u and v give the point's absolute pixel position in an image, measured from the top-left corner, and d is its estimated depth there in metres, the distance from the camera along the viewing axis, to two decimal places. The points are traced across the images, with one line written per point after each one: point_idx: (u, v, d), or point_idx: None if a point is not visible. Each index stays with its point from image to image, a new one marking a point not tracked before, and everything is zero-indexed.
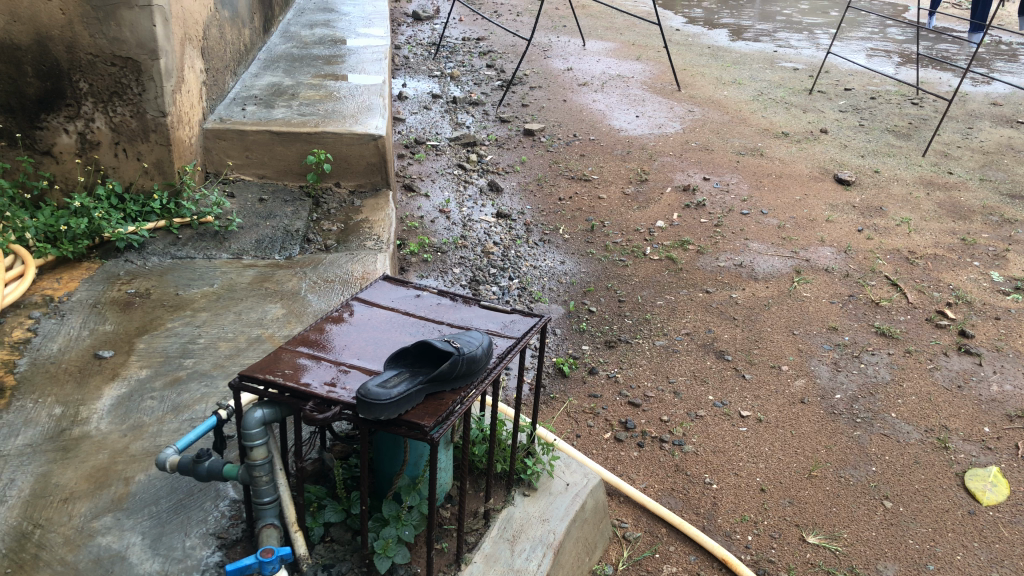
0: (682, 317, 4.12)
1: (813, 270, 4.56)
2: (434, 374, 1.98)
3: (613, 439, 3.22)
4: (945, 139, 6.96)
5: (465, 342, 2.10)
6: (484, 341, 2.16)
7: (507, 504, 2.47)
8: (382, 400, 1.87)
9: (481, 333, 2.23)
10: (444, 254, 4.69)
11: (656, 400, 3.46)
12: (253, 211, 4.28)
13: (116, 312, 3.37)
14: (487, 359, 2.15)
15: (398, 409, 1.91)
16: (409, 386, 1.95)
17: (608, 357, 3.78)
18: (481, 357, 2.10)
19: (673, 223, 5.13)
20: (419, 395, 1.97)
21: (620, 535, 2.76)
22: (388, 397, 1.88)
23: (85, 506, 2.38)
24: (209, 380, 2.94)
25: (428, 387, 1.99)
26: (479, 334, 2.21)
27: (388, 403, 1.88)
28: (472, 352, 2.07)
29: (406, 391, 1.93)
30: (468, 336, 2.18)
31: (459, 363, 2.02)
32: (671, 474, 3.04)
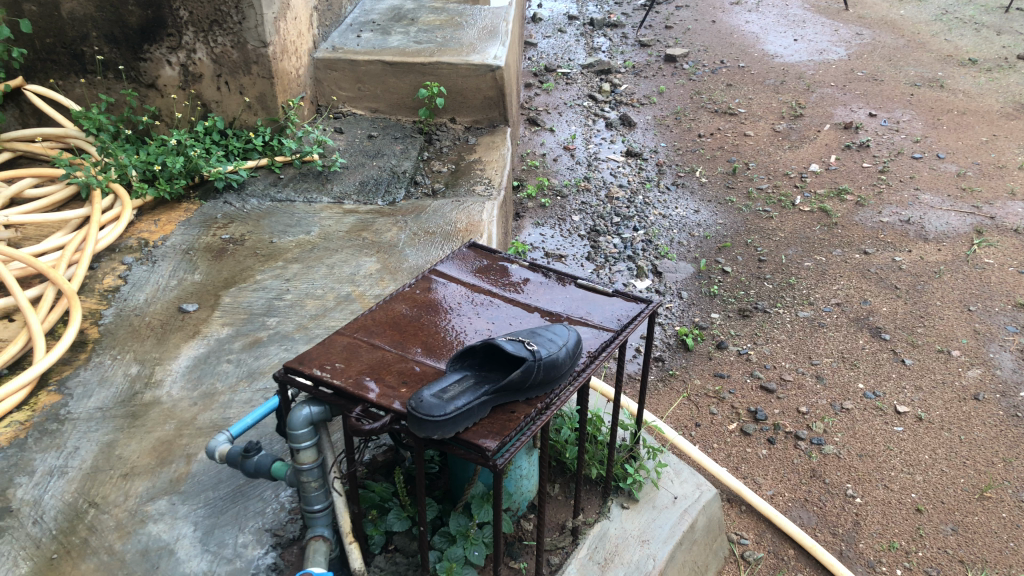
0: (833, 283, 3.56)
1: (999, 231, 3.85)
2: (503, 383, 1.63)
3: (739, 432, 2.79)
4: None
5: (545, 343, 1.73)
6: (570, 341, 1.78)
7: (601, 518, 2.13)
8: (436, 416, 1.54)
9: (567, 327, 1.84)
10: (564, 199, 4.32)
11: (794, 385, 2.98)
12: (361, 150, 4.00)
13: (208, 260, 3.18)
14: (574, 362, 1.78)
15: (457, 427, 1.58)
16: (470, 397, 1.61)
17: (741, 330, 3.30)
18: (563, 361, 1.73)
19: (830, 166, 4.48)
20: (484, 408, 1.63)
21: (737, 554, 2.37)
22: (444, 414, 1.55)
23: (142, 486, 2.18)
24: (290, 343, 2.69)
25: (497, 398, 1.65)
26: (567, 328, 1.84)
27: (442, 422, 1.55)
28: (552, 355, 1.71)
29: (468, 404, 1.59)
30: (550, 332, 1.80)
31: (535, 369, 1.66)
32: (805, 481, 2.60)
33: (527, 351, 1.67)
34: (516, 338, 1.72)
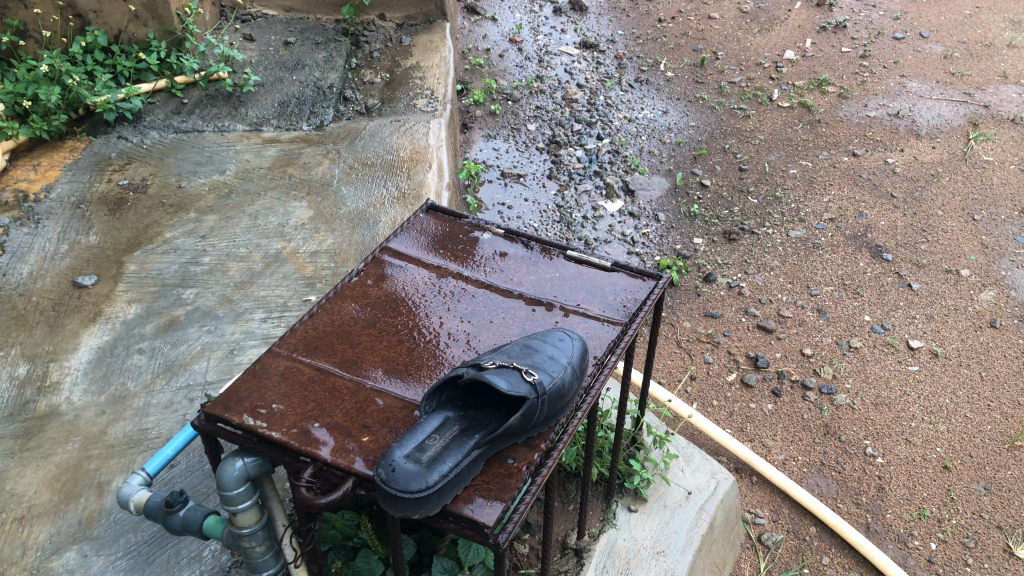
0: (823, 193, 3.20)
1: (994, 121, 3.53)
2: (500, 431, 1.23)
3: (740, 383, 2.47)
4: None
5: (549, 366, 1.33)
6: (576, 355, 1.39)
7: (606, 528, 1.79)
8: (415, 490, 1.14)
9: (568, 333, 1.45)
10: (516, 103, 3.81)
11: (795, 322, 2.66)
12: (277, 61, 3.42)
13: (105, 214, 2.64)
14: (582, 382, 1.40)
15: (445, 499, 1.18)
16: (455, 454, 1.21)
17: (729, 257, 2.94)
18: (571, 387, 1.34)
19: (806, 53, 4.05)
20: (474, 464, 1.23)
21: (754, 538, 2.07)
22: (425, 485, 1.15)
23: (44, 533, 1.72)
24: (213, 323, 2.24)
25: (490, 446, 1.25)
26: (569, 335, 1.44)
27: (423, 496, 1.15)
28: (558, 382, 1.31)
29: (455, 465, 1.19)
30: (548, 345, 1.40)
31: (539, 405, 1.27)
32: (820, 441, 2.30)
33: (526, 382, 1.27)
34: (508, 362, 1.31)
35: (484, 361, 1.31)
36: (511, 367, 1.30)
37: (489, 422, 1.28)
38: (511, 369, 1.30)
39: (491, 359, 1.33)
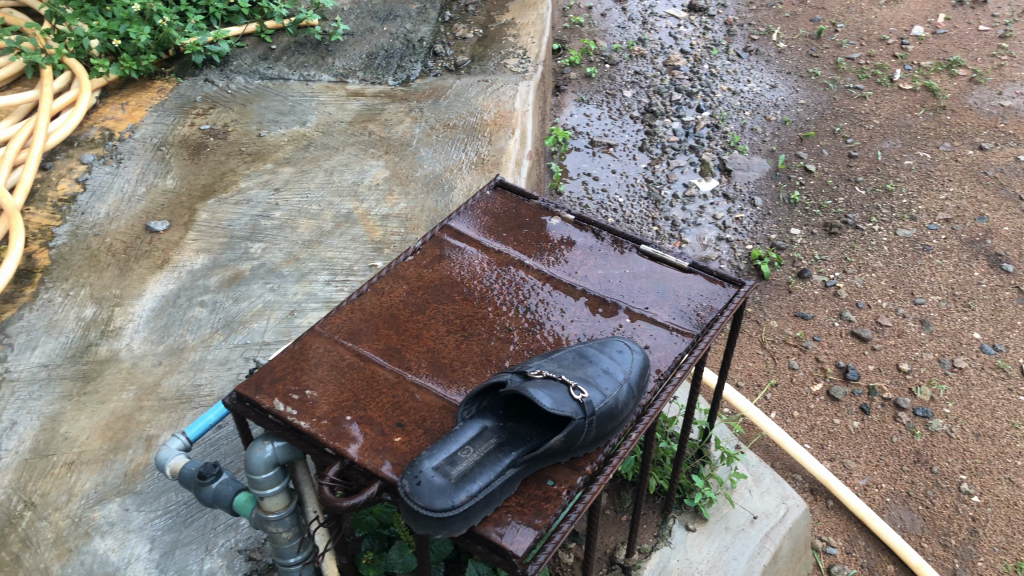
0: (940, 188, 2.94)
1: None
2: (539, 451, 1.13)
3: (825, 396, 2.33)
4: None
5: (603, 385, 1.22)
6: (633, 372, 1.27)
7: (659, 545, 1.71)
8: (440, 509, 1.05)
9: (628, 343, 1.33)
10: (613, 66, 3.63)
11: (894, 333, 2.48)
12: (369, 12, 3.37)
13: (184, 158, 2.62)
14: (637, 402, 1.28)
15: (472, 520, 1.09)
16: (486, 472, 1.11)
17: (828, 252, 2.74)
18: (623, 408, 1.23)
19: (937, 30, 3.71)
20: (508, 484, 1.13)
21: (823, 568, 1.98)
22: (451, 505, 1.05)
23: (90, 481, 1.69)
24: (277, 282, 2.19)
25: (528, 465, 1.15)
26: (629, 347, 1.32)
27: (447, 516, 1.05)
28: (609, 403, 1.20)
29: (486, 484, 1.10)
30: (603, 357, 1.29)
31: (585, 426, 1.16)
32: (908, 468, 2.15)
33: (573, 400, 1.17)
34: (556, 374, 1.21)
35: (531, 371, 1.21)
36: (559, 381, 1.20)
37: (528, 438, 1.18)
38: (558, 384, 1.19)
39: (538, 368, 1.23)
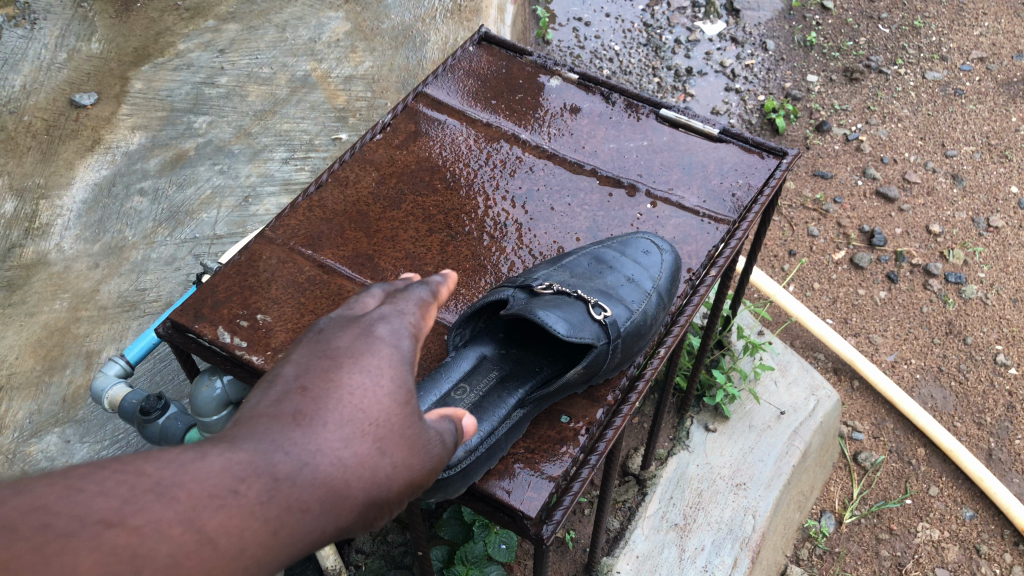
0: (973, 25, 2.62)
1: None
2: (555, 384, 0.89)
3: (849, 265, 2.06)
4: None
5: (629, 295, 1.01)
6: (662, 280, 1.04)
7: (676, 450, 1.50)
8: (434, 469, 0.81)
9: (656, 240, 1.08)
10: None
11: (922, 191, 2.21)
12: None
13: (109, 15, 2.23)
14: (666, 315, 1.05)
15: (473, 478, 0.86)
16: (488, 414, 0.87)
17: (849, 101, 2.44)
18: (652, 326, 1.00)
19: None
20: (516, 426, 0.90)
21: (849, 457, 1.75)
22: (447, 461, 0.81)
23: (24, 410, 1.48)
24: (226, 162, 1.90)
25: (539, 402, 0.92)
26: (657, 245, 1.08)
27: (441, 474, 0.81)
28: (636, 322, 0.97)
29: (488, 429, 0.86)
30: (624, 264, 1.05)
31: (609, 353, 0.93)
32: (940, 342, 1.92)
33: (593, 322, 0.93)
34: (569, 288, 0.97)
35: (536, 285, 0.96)
36: (573, 296, 0.96)
37: (538, 369, 0.94)
38: (573, 300, 0.95)
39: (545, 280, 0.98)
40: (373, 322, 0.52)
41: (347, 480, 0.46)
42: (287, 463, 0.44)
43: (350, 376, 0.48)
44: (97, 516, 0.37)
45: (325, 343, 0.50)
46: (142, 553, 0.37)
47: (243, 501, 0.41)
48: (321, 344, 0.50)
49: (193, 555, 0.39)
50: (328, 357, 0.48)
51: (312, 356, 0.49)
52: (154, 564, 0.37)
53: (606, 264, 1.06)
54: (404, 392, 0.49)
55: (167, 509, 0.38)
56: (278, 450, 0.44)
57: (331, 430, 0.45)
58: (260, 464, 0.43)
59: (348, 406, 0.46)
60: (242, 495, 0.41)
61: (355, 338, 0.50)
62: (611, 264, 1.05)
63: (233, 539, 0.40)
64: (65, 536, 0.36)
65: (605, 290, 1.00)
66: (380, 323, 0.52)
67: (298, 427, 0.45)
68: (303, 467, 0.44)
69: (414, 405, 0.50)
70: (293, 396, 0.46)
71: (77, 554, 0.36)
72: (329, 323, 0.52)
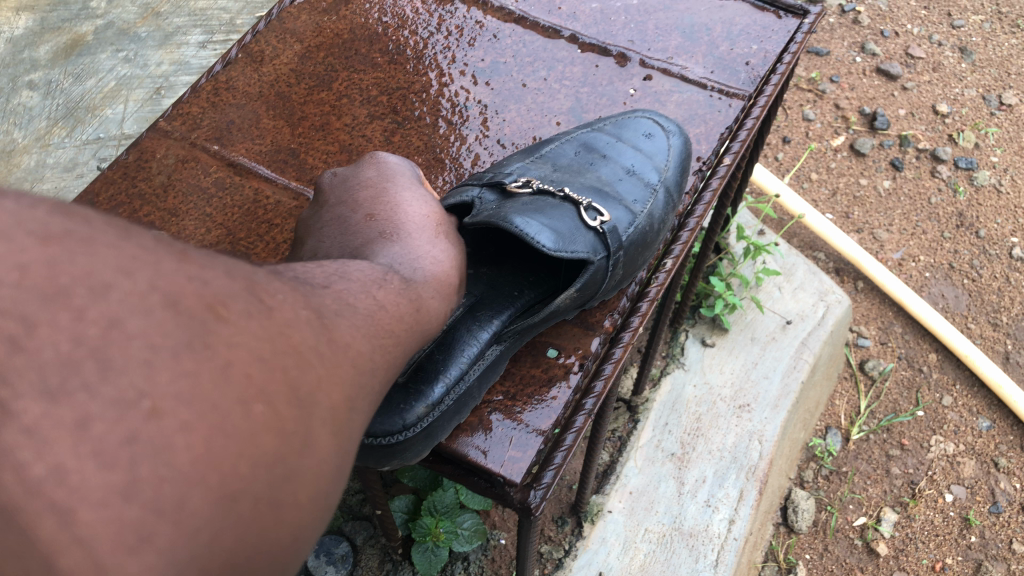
0: None
1: None
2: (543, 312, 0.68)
3: (849, 152, 1.85)
4: None
5: (627, 192, 0.79)
6: (668, 172, 0.83)
7: (670, 369, 1.31)
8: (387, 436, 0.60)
9: (658, 118, 0.88)
10: None
11: (927, 68, 1.98)
12: None
13: None
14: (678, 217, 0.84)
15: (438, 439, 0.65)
16: (458, 355, 0.65)
17: None
18: (659, 233, 0.78)
19: None
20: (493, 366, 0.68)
21: (855, 366, 1.58)
22: (405, 421, 0.60)
23: None
24: (133, 48, 1.60)
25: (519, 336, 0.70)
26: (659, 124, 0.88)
27: (393, 440, 0.60)
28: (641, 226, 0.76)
29: (459, 375, 0.64)
30: (621, 152, 0.84)
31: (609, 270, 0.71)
32: (951, 235, 1.74)
33: (588, 230, 0.71)
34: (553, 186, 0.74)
35: (509, 181, 0.74)
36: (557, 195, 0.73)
37: (519, 294, 0.71)
38: (560, 203, 0.72)
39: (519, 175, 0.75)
40: (382, 162, 0.69)
41: (446, 265, 0.60)
42: (403, 263, 0.57)
43: (401, 193, 0.65)
44: (315, 281, 0.46)
45: (359, 182, 0.67)
46: (350, 302, 0.46)
47: (393, 283, 0.52)
48: (357, 184, 0.67)
49: (379, 310, 0.48)
50: (370, 187, 0.66)
51: (356, 192, 0.66)
52: (358, 309, 0.46)
53: (596, 153, 0.84)
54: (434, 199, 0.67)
55: (349, 285, 0.49)
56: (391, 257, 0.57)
57: (417, 235, 0.60)
58: (390, 268, 0.55)
59: (411, 212, 0.63)
60: (390, 281, 0.53)
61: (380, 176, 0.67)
62: (604, 152, 0.84)
63: (396, 308, 0.51)
64: (306, 284, 0.44)
65: (599, 185, 0.79)
66: (388, 157, 0.70)
67: (393, 239, 0.59)
68: (411, 260, 0.58)
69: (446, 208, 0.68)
70: (371, 219, 0.62)
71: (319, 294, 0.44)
72: (351, 173, 0.68)
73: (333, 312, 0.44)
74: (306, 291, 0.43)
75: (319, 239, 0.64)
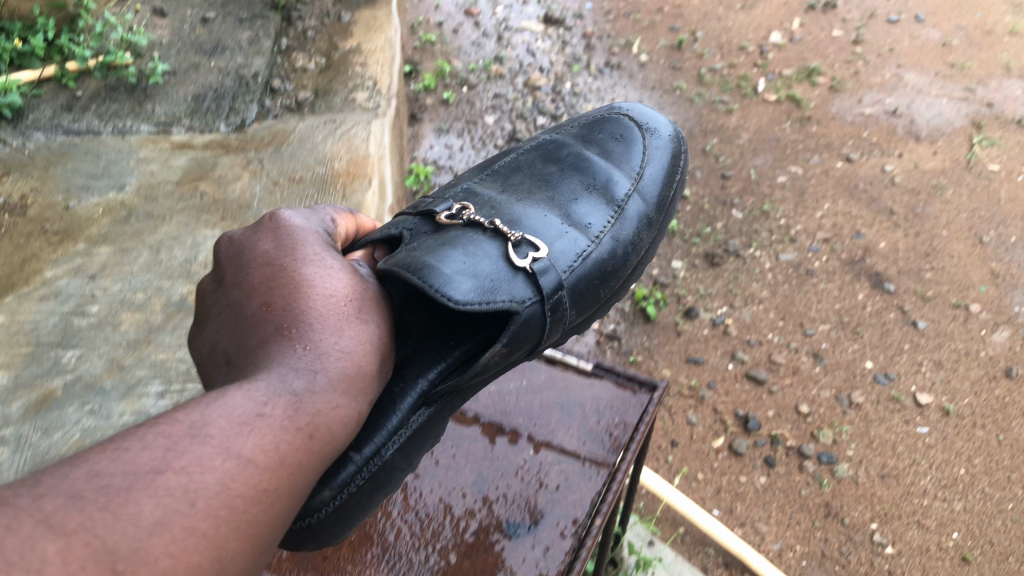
0: (816, 207, 2.83)
1: (999, 122, 3.15)
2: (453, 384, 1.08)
3: (728, 451, 2.18)
4: None
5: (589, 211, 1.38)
6: (633, 190, 1.47)
7: None
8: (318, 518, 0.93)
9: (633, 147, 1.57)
10: (473, 91, 3.33)
11: (788, 371, 2.34)
12: (193, 44, 2.86)
13: None
14: (648, 225, 1.46)
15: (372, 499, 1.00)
16: (377, 434, 1.02)
17: (712, 286, 2.60)
18: (617, 251, 1.36)
19: (794, 37, 3.55)
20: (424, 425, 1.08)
21: None
22: (317, 504, 0.93)
23: None
24: (97, 401, 1.79)
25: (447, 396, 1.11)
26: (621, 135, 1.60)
27: (317, 516, 0.93)
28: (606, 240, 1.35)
29: (374, 453, 1.00)
30: (579, 180, 1.47)
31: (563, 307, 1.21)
32: (820, 523, 2.04)
33: (518, 273, 1.18)
34: (482, 219, 1.24)
35: (443, 218, 1.23)
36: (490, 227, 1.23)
37: (455, 346, 1.15)
38: (489, 237, 1.22)
39: (450, 207, 1.26)
40: (289, 238, 1.04)
41: (334, 347, 0.92)
42: (296, 364, 0.88)
43: (299, 276, 0.98)
44: (145, 473, 0.68)
45: (267, 261, 1.01)
46: (192, 492, 0.69)
47: (268, 417, 0.79)
48: (264, 263, 1.01)
49: (243, 469, 0.74)
50: (273, 270, 0.99)
51: (264, 272, 1.00)
52: (205, 490, 0.70)
53: (553, 177, 1.47)
54: (326, 276, 1.00)
55: (202, 450, 0.72)
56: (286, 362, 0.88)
57: (313, 329, 0.93)
58: (285, 380, 0.85)
59: (306, 294, 0.96)
60: (269, 411, 0.80)
61: (279, 251, 1.03)
62: (557, 179, 1.46)
63: (295, 441, 0.80)
64: (127, 490, 0.66)
65: (556, 209, 1.38)
66: (290, 235, 1.04)
67: (292, 332, 0.92)
68: (307, 359, 0.89)
69: (335, 281, 1.00)
70: (270, 309, 0.95)
71: (138, 503, 0.65)
72: (262, 252, 1.02)
73: (148, 527, 0.65)
74: (102, 529, 0.62)
75: (239, 311, 0.97)
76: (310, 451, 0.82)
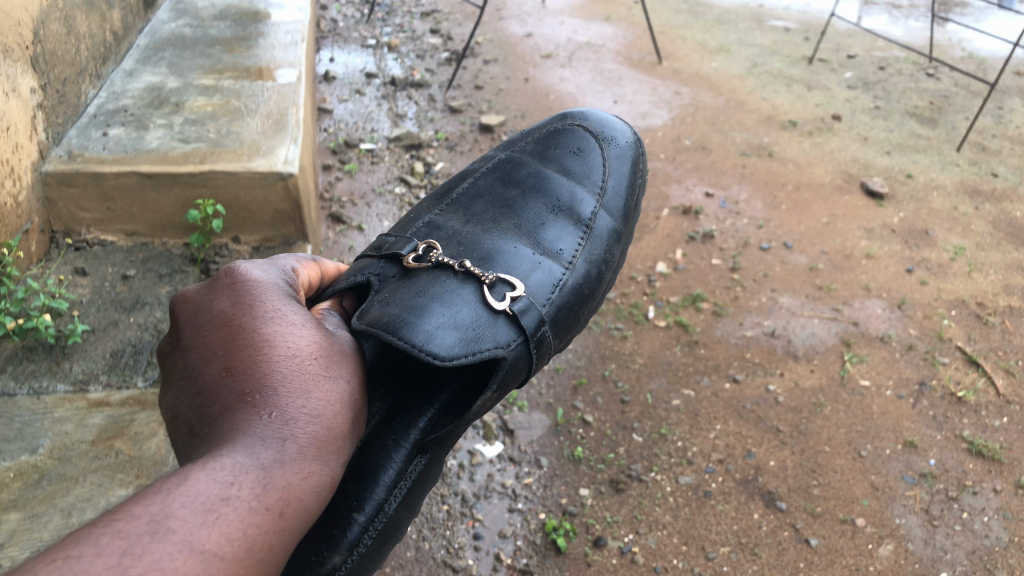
0: (709, 428, 3.03)
1: (865, 340, 3.49)
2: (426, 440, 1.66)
3: None
4: (991, 108, 5.60)
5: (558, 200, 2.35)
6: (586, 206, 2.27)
7: None
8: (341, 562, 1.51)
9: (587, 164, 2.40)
10: None
11: None
12: (113, 301, 2.92)
13: None
14: (600, 233, 2.24)
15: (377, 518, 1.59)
16: (376, 490, 1.58)
17: (618, 513, 2.71)
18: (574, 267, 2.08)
19: (678, 265, 3.91)
20: (421, 468, 1.68)
21: None
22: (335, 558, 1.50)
23: None
24: None
25: (434, 442, 1.69)
26: (577, 149, 2.49)
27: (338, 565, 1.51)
28: (580, 264, 2.08)
29: (378, 507, 1.58)
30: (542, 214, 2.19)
31: (547, 337, 1.84)
32: None
33: (491, 313, 1.76)
34: (452, 263, 1.81)
35: (410, 263, 1.80)
36: (460, 274, 1.80)
37: (438, 390, 1.73)
38: (459, 281, 1.80)
39: (417, 250, 1.84)
40: (248, 301, 1.48)
41: (293, 406, 1.35)
42: (258, 432, 1.28)
43: (257, 340, 1.41)
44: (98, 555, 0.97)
45: (227, 327, 1.44)
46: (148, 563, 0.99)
47: (230, 496, 1.14)
48: (223, 323, 1.44)
49: (204, 543, 1.07)
50: (232, 336, 1.42)
51: (226, 334, 1.43)
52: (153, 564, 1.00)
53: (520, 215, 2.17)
54: (278, 339, 1.43)
55: (162, 531, 1.04)
56: (262, 436, 1.27)
57: (275, 395, 1.34)
58: (255, 451, 1.25)
59: (265, 358, 1.39)
60: (231, 488, 1.16)
61: (235, 307, 1.47)
62: (523, 217, 2.16)
63: (265, 516, 1.18)
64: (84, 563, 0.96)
65: (534, 241, 2.08)
66: (245, 295, 1.49)
67: (255, 395, 1.34)
68: (270, 422, 1.30)
69: (285, 343, 1.43)
70: (233, 371, 1.37)
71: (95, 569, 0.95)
72: (225, 311, 1.46)
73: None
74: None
75: (209, 370, 1.39)
76: (276, 518, 1.20)
